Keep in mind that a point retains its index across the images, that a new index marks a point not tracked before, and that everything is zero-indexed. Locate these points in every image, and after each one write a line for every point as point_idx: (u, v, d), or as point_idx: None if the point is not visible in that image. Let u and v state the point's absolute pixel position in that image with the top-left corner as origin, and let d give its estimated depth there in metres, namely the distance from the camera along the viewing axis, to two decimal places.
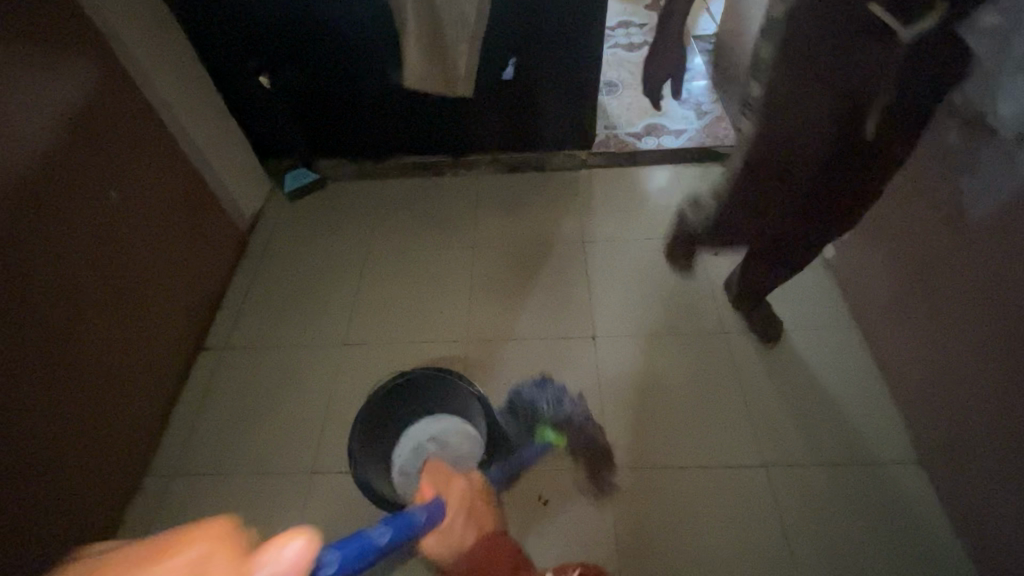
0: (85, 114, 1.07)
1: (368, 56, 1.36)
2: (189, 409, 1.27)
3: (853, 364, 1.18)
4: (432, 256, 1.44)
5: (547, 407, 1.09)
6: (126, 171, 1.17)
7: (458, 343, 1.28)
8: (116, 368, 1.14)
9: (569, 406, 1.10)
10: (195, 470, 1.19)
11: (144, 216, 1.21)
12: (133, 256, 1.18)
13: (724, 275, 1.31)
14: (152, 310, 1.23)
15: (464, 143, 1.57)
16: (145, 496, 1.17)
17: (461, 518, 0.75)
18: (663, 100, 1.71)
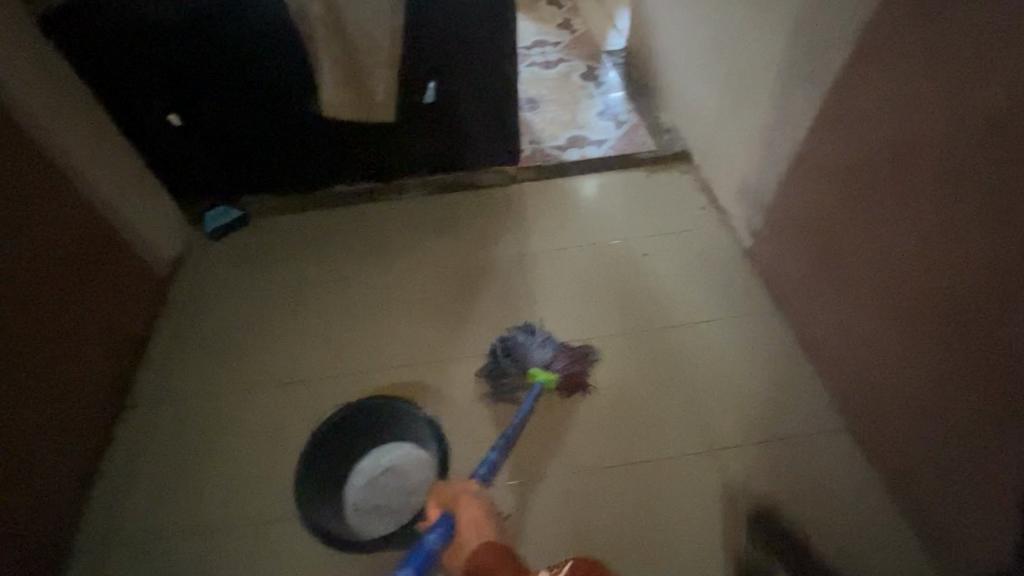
0: None
1: (286, 87, 1.33)
2: (118, 475, 1.18)
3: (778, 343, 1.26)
4: (372, 284, 1.42)
5: (539, 355, 1.20)
6: (27, 225, 1.07)
7: (406, 368, 1.26)
8: (28, 441, 1.03)
9: (556, 352, 1.22)
10: (130, 541, 1.09)
11: (51, 272, 1.11)
12: (41, 317, 1.08)
13: (656, 275, 1.38)
14: (66, 375, 1.13)
15: (392, 167, 1.57)
16: None
17: (471, 532, 0.78)
18: (584, 114, 1.79)
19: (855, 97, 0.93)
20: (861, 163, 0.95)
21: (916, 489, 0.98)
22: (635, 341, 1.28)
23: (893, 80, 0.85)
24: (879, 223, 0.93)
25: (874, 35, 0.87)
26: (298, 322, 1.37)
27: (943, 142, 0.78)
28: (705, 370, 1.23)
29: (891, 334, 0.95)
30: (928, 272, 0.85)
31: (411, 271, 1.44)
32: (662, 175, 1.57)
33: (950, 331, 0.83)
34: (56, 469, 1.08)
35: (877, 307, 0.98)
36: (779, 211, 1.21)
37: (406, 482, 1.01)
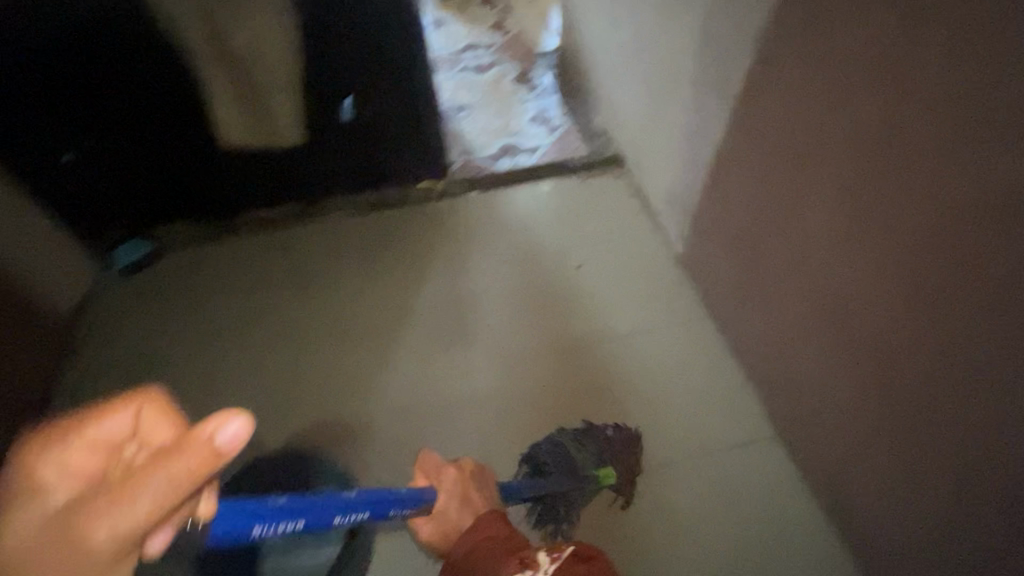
0: None
1: (186, 112, 1.25)
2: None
3: (712, 350, 1.24)
4: (297, 317, 1.37)
5: (586, 462, 1.07)
6: None
7: (333, 405, 1.22)
8: None
9: (601, 453, 1.09)
10: None
11: None
12: None
13: (589, 287, 1.35)
14: None
15: (314, 189, 1.49)
16: None
17: (455, 506, 0.88)
18: (515, 120, 1.74)
19: (761, 105, 0.91)
20: (770, 172, 0.93)
21: (846, 497, 0.97)
22: (569, 359, 1.25)
23: (792, 89, 0.82)
24: (791, 232, 0.92)
25: (773, 42, 0.84)
26: (221, 362, 1.30)
27: (840, 153, 0.76)
28: (641, 383, 1.21)
29: (810, 342, 0.94)
30: (835, 284, 0.84)
31: (339, 301, 1.38)
32: (594, 182, 1.54)
33: (860, 343, 0.82)
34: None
35: (796, 315, 0.96)
36: (704, 218, 1.19)
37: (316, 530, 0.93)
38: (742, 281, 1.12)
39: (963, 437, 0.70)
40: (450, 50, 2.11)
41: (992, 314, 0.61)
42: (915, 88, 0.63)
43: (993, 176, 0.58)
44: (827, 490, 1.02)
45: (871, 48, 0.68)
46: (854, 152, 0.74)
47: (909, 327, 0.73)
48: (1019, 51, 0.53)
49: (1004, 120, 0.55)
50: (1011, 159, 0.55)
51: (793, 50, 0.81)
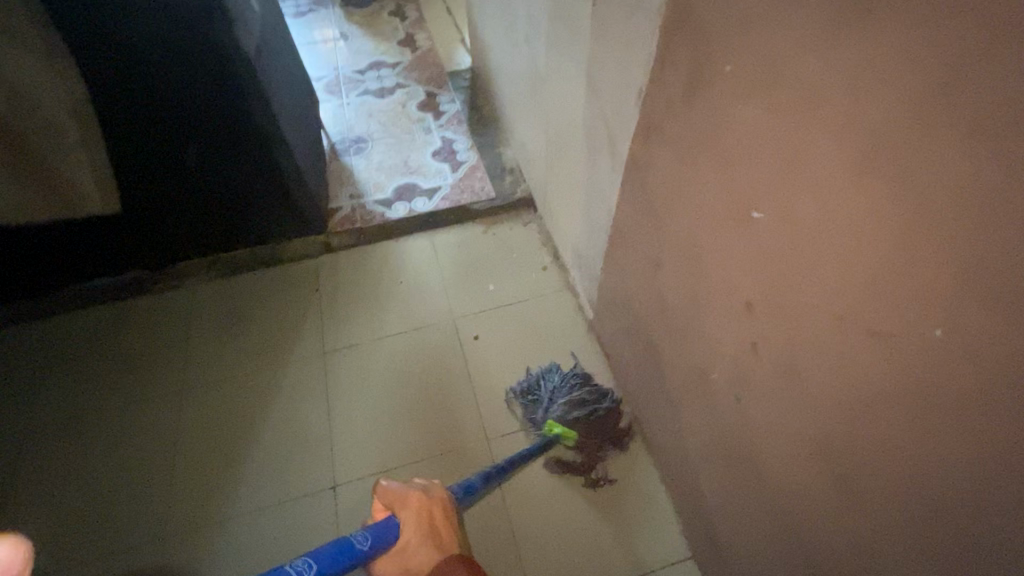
0: None
1: None
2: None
3: (625, 444, 1.04)
4: (125, 417, 1.09)
5: (569, 400, 1.04)
6: None
7: (158, 538, 0.97)
8: None
9: (582, 405, 1.04)
10: None
11: None
12: None
13: (487, 363, 1.14)
14: None
15: (163, 255, 1.23)
16: None
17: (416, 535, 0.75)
18: (417, 154, 1.53)
19: (651, 178, 0.72)
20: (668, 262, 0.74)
21: None
22: (460, 459, 1.03)
23: (680, 168, 0.64)
24: (692, 333, 0.72)
25: (654, 104, 0.66)
26: (24, 491, 1.02)
27: (736, 257, 0.57)
28: (538, 490, 1.00)
29: (721, 466, 0.75)
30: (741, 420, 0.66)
31: (187, 397, 1.12)
32: (502, 231, 1.35)
33: (774, 495, 0.64)
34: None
35: (704, 428, 0.77)
36: (609, 290, 1.01)
37: None
38: (648, 371, 0.92)
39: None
40: (352, 70, 1.87)
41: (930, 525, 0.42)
42: (807, 208, 0.45)
43: (905, 350, 0.40)
44: None
45: (756, 133, 0.49)
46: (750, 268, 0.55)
47: (826, 501, 0.55)
48: (932, 186, 0.35)
49: (917, 277, 0.38)
50: (933, 337, 0.38)
51: (676, 120, 0.62)
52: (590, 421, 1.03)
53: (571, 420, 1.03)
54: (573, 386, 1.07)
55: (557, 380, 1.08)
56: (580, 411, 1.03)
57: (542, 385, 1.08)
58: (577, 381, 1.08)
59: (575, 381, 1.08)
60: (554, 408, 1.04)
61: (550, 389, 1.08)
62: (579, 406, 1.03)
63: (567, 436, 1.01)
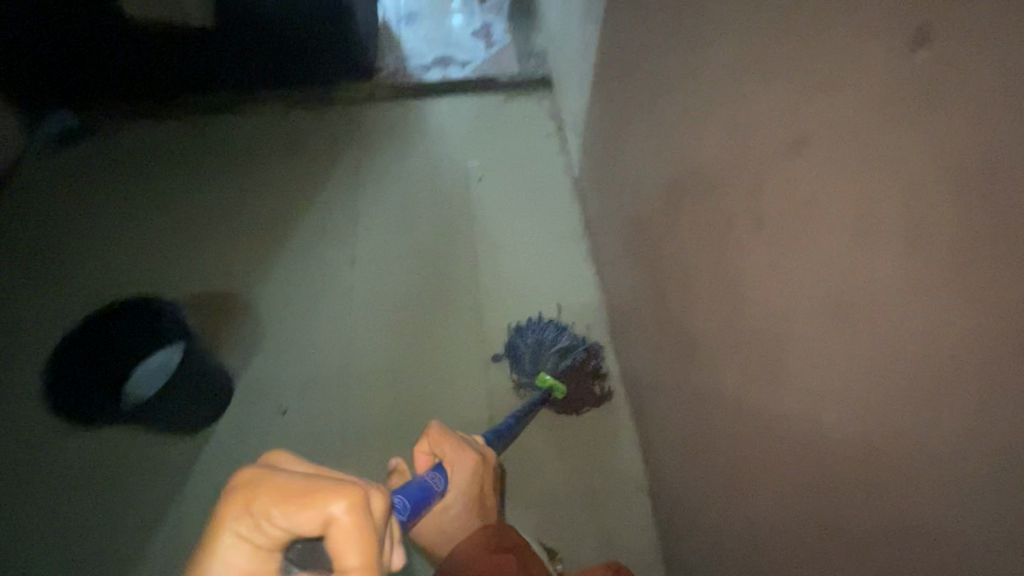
0: None
1: None
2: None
3: (579, 269, 1.30)
4: (201, 193, 1.38)
5: (554, 355, 1.08)
6: None
7: (220, 276, 1.25)
8: None
9: (568, 357, 1.08)
10: None
11: None
12: None
13: (485, 199, 1.40)
14: None
15: (241, 78, 1.50)
16: None
17: (461, 498, 0.68)
18: (458, 32, 1.73)
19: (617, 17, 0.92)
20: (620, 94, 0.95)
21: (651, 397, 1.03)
22: (452, 262, 1.30)
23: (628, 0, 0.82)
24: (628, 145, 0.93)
25: None
26: (128, 229, 1.31)
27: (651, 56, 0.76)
28: (509, 291, 1.26)
29: (637, 251, 0.97)
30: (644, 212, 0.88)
31: (248, 186, 1.40)
32: (519, 102, 1.57)
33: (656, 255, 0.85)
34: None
35: (632, 224, 0.99)
36: (592, 135, 1.22)
37: (156, 367, 1.01)
38: (609, 195, 1.14)
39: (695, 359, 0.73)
40: None
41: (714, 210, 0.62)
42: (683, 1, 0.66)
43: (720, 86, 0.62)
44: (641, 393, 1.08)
45: None
46: (660, 70, 0.75)
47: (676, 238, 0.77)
48: None
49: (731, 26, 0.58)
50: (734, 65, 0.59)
51: None
52: (583, 382, 1.09)
53: (562, 373, 1.08)
54: (555, 337, 1.09)
55: (536, 337, 1.10)
56: (567, 363, 1.07)
57: (525, 342, 1.10)
58: (558, 328, 1.11)
59: (557, 332, 1.10)
60: (542, 366, 1.08)
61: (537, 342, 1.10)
62: (566, 358, 1.07)
63: (558, 388, 1.07)
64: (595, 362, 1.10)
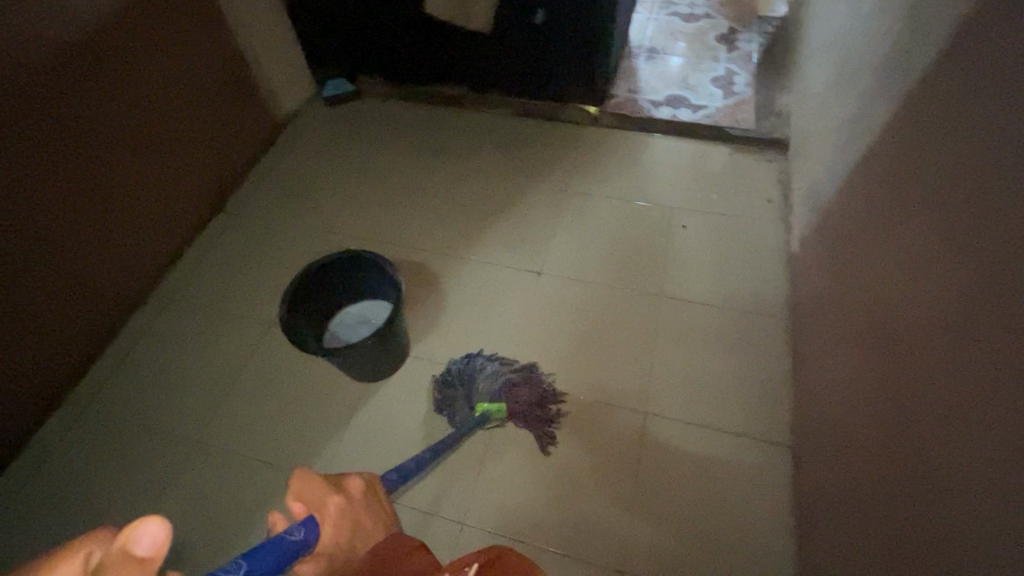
0: (162, 20, 1.25)
1: None
2: (188, 267, 1.44)
3: (767, 352, 1.19)
4: (425, 175, 1.53)
5: (486, 384, 1.14)
6: (172, 55, 1.29)
7: (422, 252, 1.38)
8: (134, 209, 1.29)
9: (504, 377, 1.14)
10: (184, 303, 1.37)
11: (187, 103, 1.36)
12: (171, 132, 1.34)
13: (682, 248, 1.34)
14: (176, 175, 1.38)
15: (486, 80, 1.63)
16: (143, 314, 1.36)
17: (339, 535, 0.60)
18: (697, 75, 1.69)
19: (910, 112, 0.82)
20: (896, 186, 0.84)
21: (814, 521, 0.92)
22: (630, 303, 1.27)
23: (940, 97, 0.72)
24: (882, 246, 0.83)
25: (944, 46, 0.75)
26: (361, 191, 1.52)
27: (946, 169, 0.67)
28: (681, 351, 1.20)
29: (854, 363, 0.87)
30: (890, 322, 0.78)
31: (464, 178, 1.51)
32: (744, 159, 1.48)
33: (883, 376, 0.76)
34: (152, 244, 1.36)
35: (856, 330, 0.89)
36: (828, 220, 1.11)
37: (355, 321, 1.12)
38: (833, 291, 1.02)
39: (912, 514, 0.63)
40: None
41: (989, 374, 0.53)
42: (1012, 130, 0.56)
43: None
44: (804, 511, 0.97)
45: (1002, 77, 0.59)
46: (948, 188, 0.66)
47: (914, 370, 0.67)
48: None
49: None
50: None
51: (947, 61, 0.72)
52: (525, 405, 1.11)
53: (499, 395, 1.12)
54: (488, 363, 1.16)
55: (465, 367, 1.16)
56: (495, 386, 1.13)
57: (455, 373, 1.16)
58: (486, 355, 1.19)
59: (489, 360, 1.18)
60: (479, 392, 1.13)
61: (466, 372, 1.16)
62: (495, 380, 1.14)
63: (496, 410, 1.09)
64: (529, 389, 1.13)
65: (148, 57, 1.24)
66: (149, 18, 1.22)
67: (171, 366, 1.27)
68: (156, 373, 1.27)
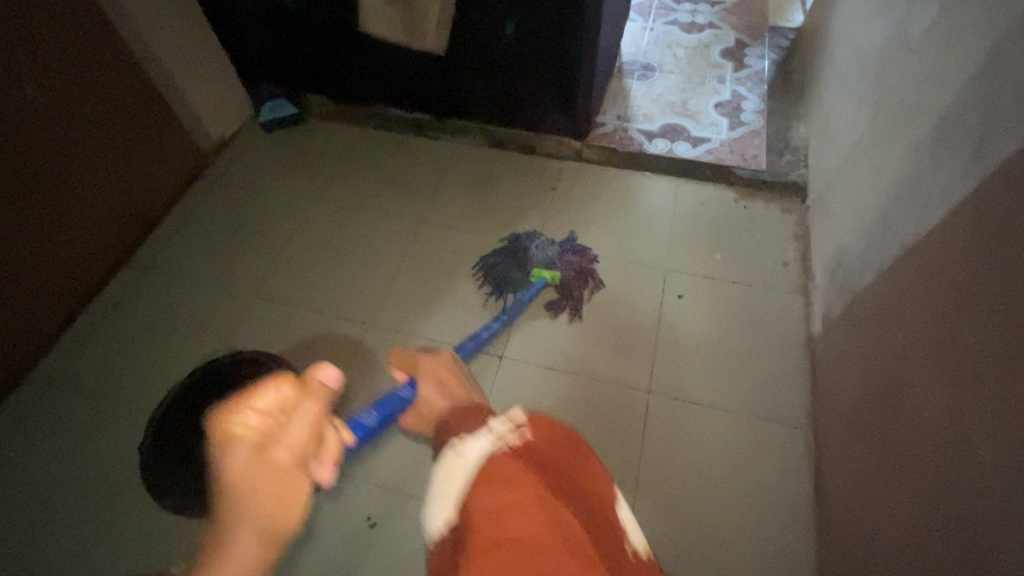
0: (30, 40, 0.97)
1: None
2: (75, 342, 1.15)
3: (782, 464, 0.97)
4: (376, 221, 1.28)
5: (540, 251, 1.16)
6: (56, 84, 1.03)
7: (364, 324, 1.13)
8: (5, 278, 1.01)
9: (557, 248, 1.17)
10: (62, 391, 1.09)
11: (79, 137, 1.09)
12: (57, 174, 1.06)
13: (684, 323, 1.10)
14: (65, 227, 1.10)
15: (450, 105, 1.38)
16: (12, 405, 1.08)
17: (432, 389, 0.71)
18: (698, 99, 1.44)
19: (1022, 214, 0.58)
20: (997, 312, 0.59)
21: None
22: (617, 396, 1.03)
23: None
24: (983, 402, 0.59)
25: None
26: (298, 241, 1.27)
27: None
28: (679, 463, 0.97)
29: (929, 552, 0.63)
30: (1006, 531, 0.52)
31: (423, 226, 1.27)
32: (754, 207, 1.24)
33: None
34: (27, 316, 1.08)
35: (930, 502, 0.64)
36: (870, 312, 0.87)
37: None
38: (883, 419, 0.78)
39: None
40: None
41: None
42: None
43: None
44: None
45: None
46: None
47: None
48: None
49: None
50: None
51: None
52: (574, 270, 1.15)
53: (554, 263, 1.15)
54: (545, 243, 1.18)
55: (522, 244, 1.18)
56: (554, 256, 1.16)
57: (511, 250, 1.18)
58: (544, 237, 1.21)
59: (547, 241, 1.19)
60: (533, 258, 1.16)
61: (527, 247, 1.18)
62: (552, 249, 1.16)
63: (551, 276, 1.13)
64: (580, 261, 1.16)
65: (26, 86, 0.98)
66: (17, 39, 0.95)
67: (35, 482, 0.99)
68: (11, 493, 0.98)
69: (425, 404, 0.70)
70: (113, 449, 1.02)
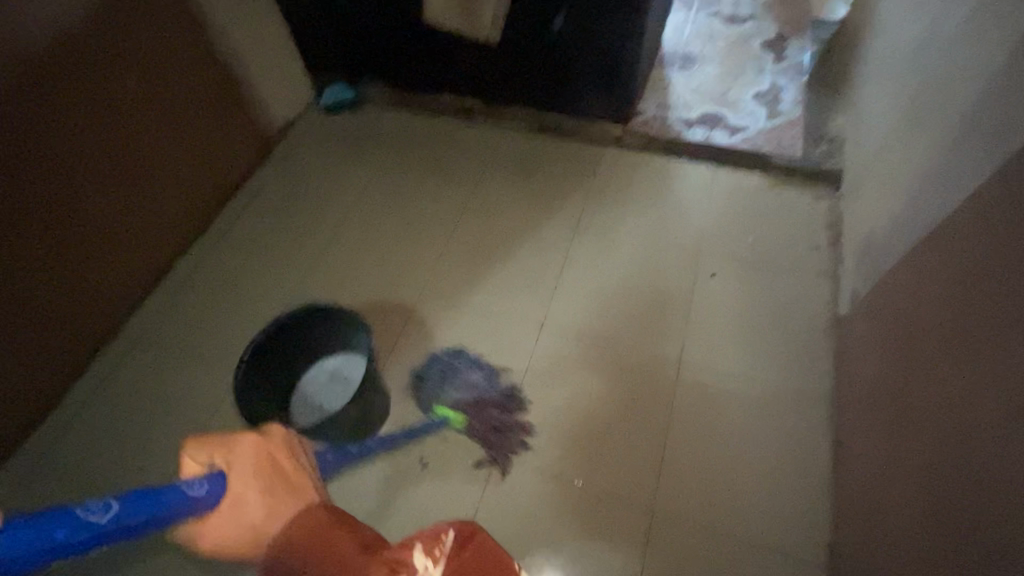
0: (128, 26, 1.11)
1: None
2: (162, 299, 1.29)
3: (803, 435, 1.04)
4: (426, 199, 1.39)
5: (459, 392, 1.09)
6: (147, 66, 1.16)
7: (416, 292, 1.24)
8: (104, 238, 1.16)
9: (471, 387, 1.10)
10: (152, 342, 1.23)
11: (166, 115, 1.22)
12: (147, 147, 1.20)
13: (714, 301, 1.17)
14: (154, 196, 1.24)
15: (497, 91, 1.47)
16: (111, 351, 1.23)
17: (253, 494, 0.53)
18: (737, 90, 1.49)
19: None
20: (1002, 284, 0.65)
21: None
22: (648, 366, 1.11)
23: None
24: (986, 365, 0.65)
25: None
26: (356, 215, 1.38)
27: None
28: (704, 427, 1.05)
29: (931, 501, 0.70)
30: (995, 474, 0.59)
31: (470, 205, 1.36)
32: (787, 194, 1.29)
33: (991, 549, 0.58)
34: (123, 274, 1.23)
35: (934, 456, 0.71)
36: (893, 291, 0.92)
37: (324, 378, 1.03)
38: (899, 387, 0.84)
39: None
40: None
41: None
42: None
43: None
44: None
45: None
46: None
47: None
48: None
49: None
50: None
51: None
52: (492, 421, 1.06)
53: (461, 406, 1.07)
54: (468, 371, 1.12)
55: (443, 367, 1.12)
56: (464, 398, 1.08)
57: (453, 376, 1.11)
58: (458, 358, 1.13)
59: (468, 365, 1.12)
60: (444, 397, 1.10)
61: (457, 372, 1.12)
62: (463, 389, 1.09)
63: (456, 419, 1.04)
64: (513, 414, 1.06)
65: (122, 67, 1.11)
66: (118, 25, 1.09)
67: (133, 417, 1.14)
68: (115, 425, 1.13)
69: (245, 514, 0.52)
70: (198, 393, 1.16)
